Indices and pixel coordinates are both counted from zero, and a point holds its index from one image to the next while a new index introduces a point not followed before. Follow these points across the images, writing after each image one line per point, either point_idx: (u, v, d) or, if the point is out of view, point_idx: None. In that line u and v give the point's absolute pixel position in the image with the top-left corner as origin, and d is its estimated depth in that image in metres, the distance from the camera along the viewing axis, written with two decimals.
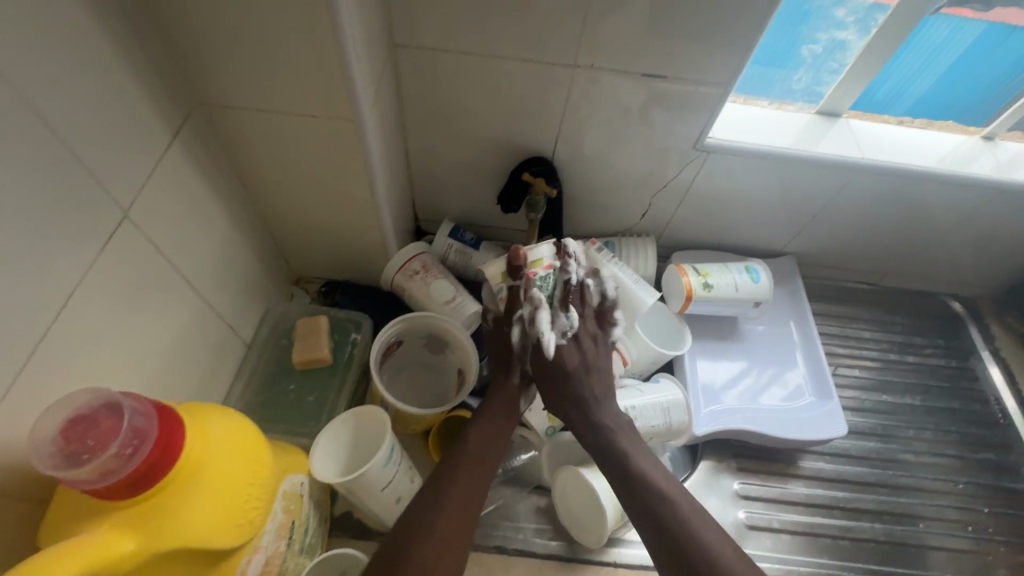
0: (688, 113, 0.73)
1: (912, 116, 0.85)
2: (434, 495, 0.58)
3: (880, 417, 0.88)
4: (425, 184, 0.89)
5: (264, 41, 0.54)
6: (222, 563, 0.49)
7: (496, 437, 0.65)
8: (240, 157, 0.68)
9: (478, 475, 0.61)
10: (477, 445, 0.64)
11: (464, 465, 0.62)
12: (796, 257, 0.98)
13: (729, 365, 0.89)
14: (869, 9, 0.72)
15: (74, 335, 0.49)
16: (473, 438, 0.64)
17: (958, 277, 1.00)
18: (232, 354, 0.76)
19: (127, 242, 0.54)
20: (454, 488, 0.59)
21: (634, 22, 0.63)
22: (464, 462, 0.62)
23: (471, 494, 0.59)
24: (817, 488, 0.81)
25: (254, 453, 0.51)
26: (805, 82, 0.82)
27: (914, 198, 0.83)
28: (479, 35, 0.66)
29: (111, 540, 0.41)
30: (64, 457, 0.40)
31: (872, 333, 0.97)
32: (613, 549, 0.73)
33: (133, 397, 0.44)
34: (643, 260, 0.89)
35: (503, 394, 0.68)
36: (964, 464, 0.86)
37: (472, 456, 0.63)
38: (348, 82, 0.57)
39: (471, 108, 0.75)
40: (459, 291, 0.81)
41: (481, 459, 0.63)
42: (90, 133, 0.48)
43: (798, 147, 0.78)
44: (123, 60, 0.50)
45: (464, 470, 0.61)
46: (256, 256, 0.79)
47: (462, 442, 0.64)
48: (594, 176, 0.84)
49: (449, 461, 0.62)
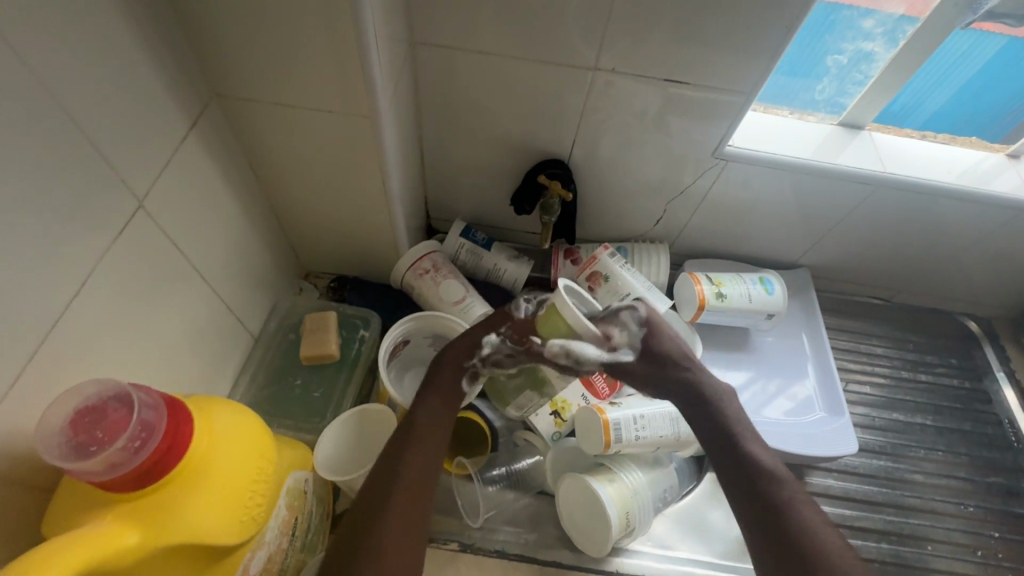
0: (709, 121, 0.72)
1: (932, 130, 0.83)
2: (385, 477, 0.57)
3: (891, 436, 0.87)
4: (439, 182, 0.88)
5: (283, 31, 0.53)
6: (225, 559, 0.49)
7: (449, 401, 0.66)
8: (254, 149, 0.67)
9: (430, 451, 0.61)
10: (430, 415, 0.64)
11: (423, 436, 0.61)
12: (810, 269, 0.97)
13: (739, 375, 0.88)
14: (898, 20, 0.71)
15: (81, 327, 0.48)
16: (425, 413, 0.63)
17: (974, 297, 0.98)
18: (240, 347, 0.76)
19: (140, 230, 0.54)
20: (409, 456, 0.59)
21: (658, 28, 0.62)
22: (415, 434, 0.61)
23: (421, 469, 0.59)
24: (823, 504, 0.80)
25: (260, 448, 0.51)
26: (828, 93, 0.81)
27: (934, 215, 0.82)
28: (500, 35, 0.65)
29: (116, 532, 0.41)
30: (72, 447, 0.40)
31: (884, 349, 0.96)
32: (616, 558, 0.73)
33: (143, 389, 0.44)
34: (655, 267, 0.88)
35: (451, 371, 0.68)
36: (974, 487, 0.84)
37: (423, 437, 0.61)
38: (367, 78, 0.56)
39: (489, 108, 0.74)
40: (468, 291, 0.81)
41: (435, 431, 0.62)
42: (107, 123, 0.48)
43: (819, 158, 0.77)
44: (142, 47, 0.50)
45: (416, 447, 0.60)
46: (267, 248, 0.78)
47: (414, 416, 0.63)
48: (609, 182, 0.84)
49: (403, 434, 0.61)
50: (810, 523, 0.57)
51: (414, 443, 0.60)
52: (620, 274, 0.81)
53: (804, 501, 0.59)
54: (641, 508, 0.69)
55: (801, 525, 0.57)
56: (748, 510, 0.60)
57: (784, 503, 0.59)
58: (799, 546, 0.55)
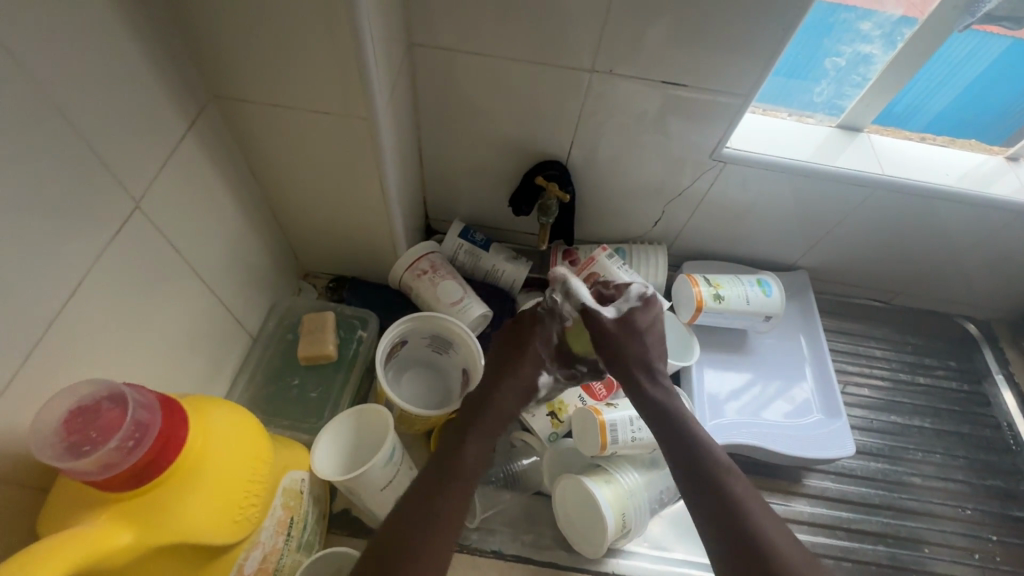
0: (706, 122, 0.72)
1: (932, 132, 0.83)
2: (417, 517, 0.56)
3: (889, 438, 0.87)
4: (437, 183, 0.89)
5: (280, 33, 0.53)
6: (219, 559, 0.49)
7: (488, 445, 0.64)
8: (252, 149, 0.67)
9: (468, 493, 0.60)
10: (472, 459, 0.62)
11: (461, 481, 0.60)
12: (808, 272, 0.97)
13: (737, 377, 0.88)
14: (897, 23, 0.71)
15: (78, 326, 0.49)
16: (462, 451, 0.62)
17: (973, 299, 0.98)
18: (237, 347, 0.76)
19: (137, 231, 0.54)
20: (450, 499, 0.58)
21: (655, 30, 0.62)
22: (461, 479, 0.60)
23: (458, 512, 0.58)
24: (821, 507, 0.80)
25: (254, 448, 0.51)
26: (826, 95, 0.80)
27: (933, 217, 0.82)
28: (498, 36, 0.65)
29: (108, 532, 0.41)
30: (65, 447, 0.40)
31: (883, 351, 0.96)
32: (612, 559, 0.73)
33: (136, 389, 0.44)
34: (653, 268, 0.88)
35: (493, 413, 0.66)
36: (972, 490, 0.84)
37: (465, 481, 0.60)
38: (364, 80, 0.56)
39: (487, 109, 0.74)
40: (466, 292, 0.81)
41: (474, 475, 0.61)
42: (105, 124, 0.48)
43: (817, 160, 0.77)
44: (140, 49, 0.50)
45: (456, 490, 0.59)
46: (265, 248, 0.79)
47: (460, 455, 0.62)
48: (607, 183, 0.84)
49: (444, 477, 0.59)
50: (762, 522, 0.56)
51: (455, 485, 0.59)
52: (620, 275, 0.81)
53: (755, 499, 0.58)
54: (637, 509, 0.69)
55: (753, 523, 0.56)
56: (703, 509, 0.59)
57: (738, 501, 0.58)
58: (755, 545, 0.55)
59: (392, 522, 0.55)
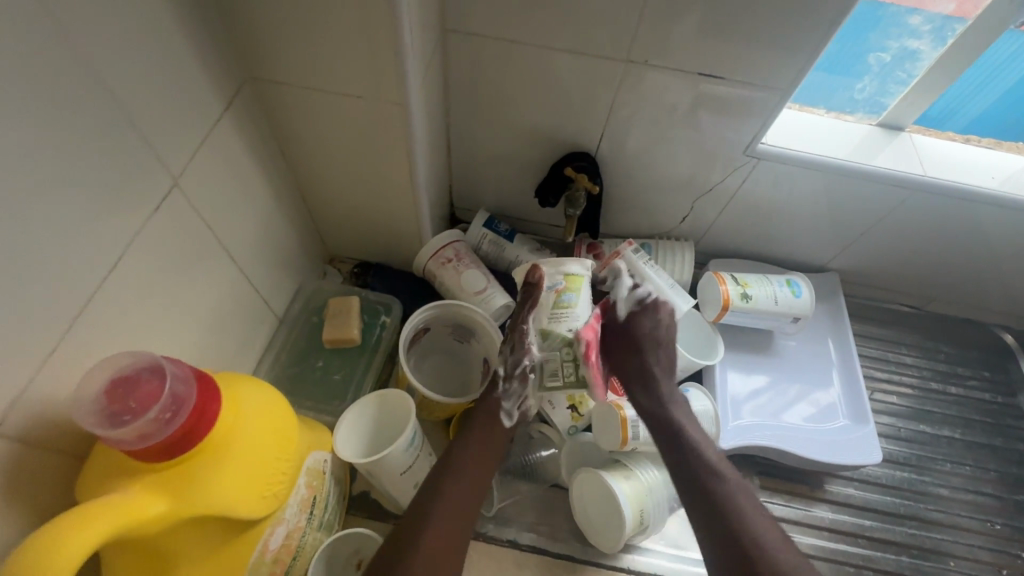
0: (743, 118, 0.70)
1: (979, 133, 0.80)
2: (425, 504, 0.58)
3: (916, 447, 0.85)
4: (464, 171, 0.88)
5: (318, 15, 0.53)
6: (246, 532, 0.50)
7: (484, 446, 0.65)
8: (285, 132, 0.68)
9: (467, 481, 0.61)
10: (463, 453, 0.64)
11: (455, 470, 0.62)
12: (839, 274, 0.95)
13: (761, 378, 0.87)
14: (947, 19, 0.68)
15: (116, 299, 0.50)
16: (465, 443, 0.65)
17: (1012, 309, 0.94)
18: (265, 327, 0.77)
19: (175, 210, 0.55)
20: (451, 489, 0.60)
21: (696, 20, 0.61)
22: (452, 471, 0.62)
23: (460, 500, 0.60)
24: (843, 514, 0.79)
25: (283, 426, 0.52)
26: (868, 92, 0.78)
27: (974, 223, 0.79)
28: (533, 24, 0.64)
29: (145, 499, 0.42)
30: (107, 416, 0.42)
31: (913, 359, 0.93)
32: (627, 555, 0.72)
33: (175, 362, 0.45)
34: (678, 264, 0.87)
35: (486, 404, 0.68)
36: (1002, 505, 0.82)
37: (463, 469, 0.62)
38: (399, 64, 0.56)
39: (518, 98, 0.74)
40: (489, 282, 0.81)
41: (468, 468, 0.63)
42: (147, 102, 0.49)
43: (854, 159, 0.74)
44: (181, 28, 0.50)
45: (453, 480, 0.61)
46: (293, 230, 0.80)
47: (451, 449, 0.64)
48: (637, 176, 0.83)
49: (441, 470, 0.62)
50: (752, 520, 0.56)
51: (454, 474, 0.62)
52: (647, 272, 0.80)
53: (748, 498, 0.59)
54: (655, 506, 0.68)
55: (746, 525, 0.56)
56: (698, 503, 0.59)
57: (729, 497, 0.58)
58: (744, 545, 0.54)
59: (416, 501, 0.59)
